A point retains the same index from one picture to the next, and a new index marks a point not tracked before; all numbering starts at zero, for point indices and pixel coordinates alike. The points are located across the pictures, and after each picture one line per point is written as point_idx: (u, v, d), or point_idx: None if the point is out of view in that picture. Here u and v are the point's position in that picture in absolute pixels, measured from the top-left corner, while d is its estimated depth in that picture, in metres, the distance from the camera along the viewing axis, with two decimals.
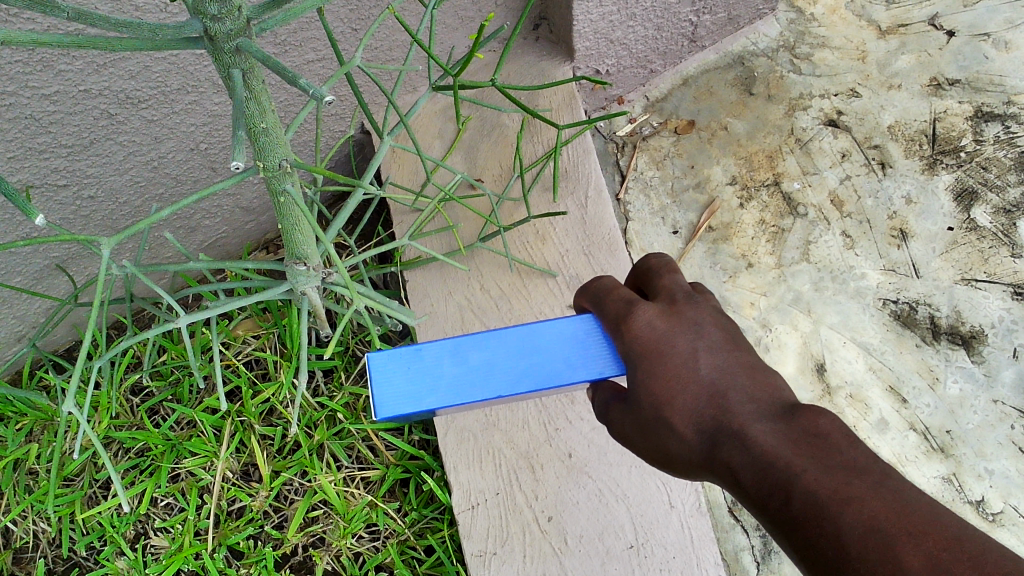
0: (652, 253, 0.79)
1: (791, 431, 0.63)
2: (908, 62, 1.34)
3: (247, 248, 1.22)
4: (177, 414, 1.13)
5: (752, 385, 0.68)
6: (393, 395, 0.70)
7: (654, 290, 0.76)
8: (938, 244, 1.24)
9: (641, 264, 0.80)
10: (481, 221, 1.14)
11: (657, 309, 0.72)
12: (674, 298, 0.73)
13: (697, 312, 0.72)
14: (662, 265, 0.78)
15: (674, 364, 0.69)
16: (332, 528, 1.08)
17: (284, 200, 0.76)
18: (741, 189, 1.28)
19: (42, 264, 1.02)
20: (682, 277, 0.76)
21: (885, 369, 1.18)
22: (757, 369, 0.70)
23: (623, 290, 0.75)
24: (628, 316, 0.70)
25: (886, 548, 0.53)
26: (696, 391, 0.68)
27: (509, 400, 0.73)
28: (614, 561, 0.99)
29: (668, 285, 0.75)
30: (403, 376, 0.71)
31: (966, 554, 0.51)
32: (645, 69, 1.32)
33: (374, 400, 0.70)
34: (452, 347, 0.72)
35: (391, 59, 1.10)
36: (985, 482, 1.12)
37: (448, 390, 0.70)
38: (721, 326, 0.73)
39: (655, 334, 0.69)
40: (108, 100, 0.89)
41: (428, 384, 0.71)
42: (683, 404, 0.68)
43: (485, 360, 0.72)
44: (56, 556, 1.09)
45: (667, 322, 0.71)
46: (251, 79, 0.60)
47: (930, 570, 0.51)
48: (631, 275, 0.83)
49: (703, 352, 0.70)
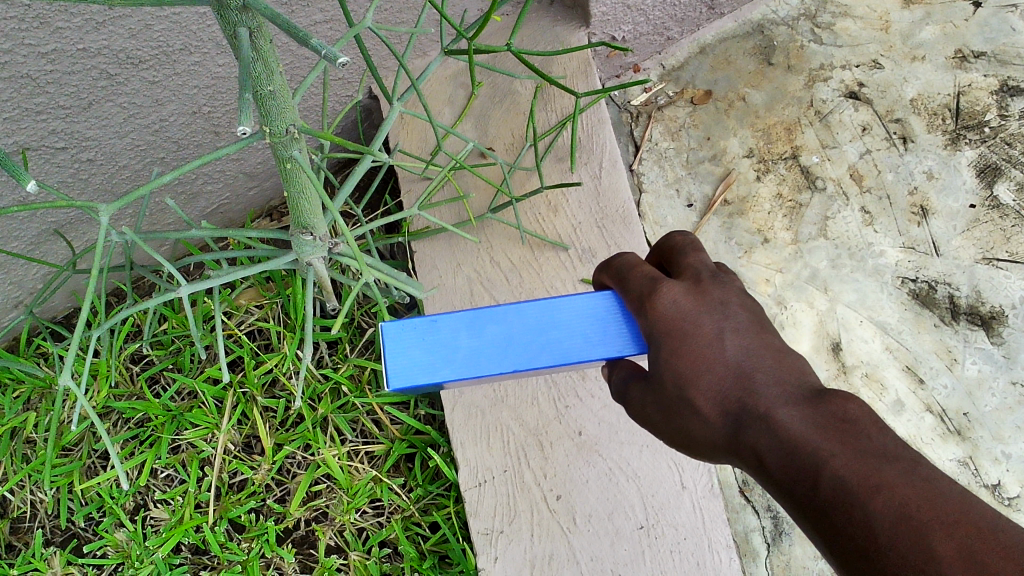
0: (676, 229, 0.76)
1: (818, 414, 0.60)
2: (932, 33, 1.30)
3: (250, 215, 1.20)
4: (177, 384, 1.10)
5: (779, 366, 0.65)
6: (408, 366, 0.68)
7: (678, 268, 0.72)
8: (959, 222, 1.20)
9: (665, 240, 0.76)
10: (491, 191, 1.10)
11: (683, 287, 0.68)
12: (700, 276, 0.70)
13: (724, 292, 0.69)
14: (687, 242, 0.74)
15: (700, 344, 0.66)
16: (335, 503, 1.06)
17: (290, 167, 0.73)
18: (758, 162, 1.25)
19: (40, 228, 0.99)
20: (708, 256, 0.72)
21: (902, 349, 1.15)
22: (784, 351, 0.67)
23: (646, 267, 0.71)
24: (652, 293, 0.67)
25: (919, 537, 0.51)
26: (721, 371, 0.65)
27: (524, 375, 0.71)
28: (624, 542, 0.97)
29: (694, 262, 0.71)
30: (418, 346, 0.68)
31: (1001, 544, 0.49)
32: (661, 36, 1.28)
33: (388, 370, 0.67)
34: (469, 319, 0.70)
35: (401, 22, 1.06)
36: (1002, 466, 1.10)
37: (464, 362, 0.68)
38: (748, 306, 0.69)
39: (679, 313, 0.66)
40: (107, 59, 0.85)
41: (443, 355, 0.68)
42: (708, 384, 0.65)
43: (502, 334, 0.69)
44: (54, 526, 1.07)
45: (692, 300, 0.67)
46: (258, 40, 0.57)
47: (964, 562, 0.49)
48: (654, 249, 0.79)
49: (729, 333, 0.67)
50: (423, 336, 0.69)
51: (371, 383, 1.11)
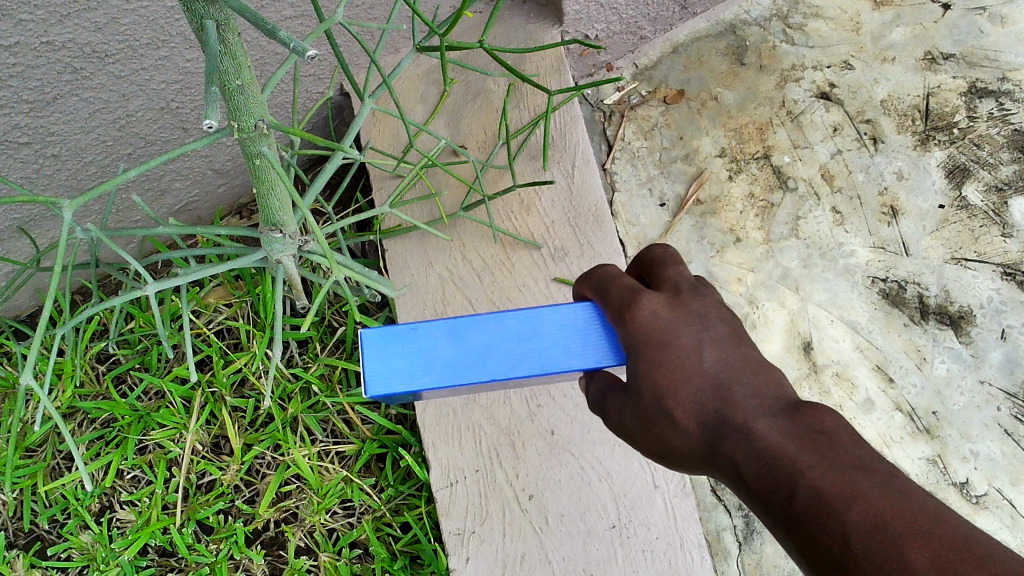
0: (657, 243, 0.76)
1: (797, 427, 0.60)
2: (902, 35, 1.31)
3: (219, 213, 1.18)
4: (145, 384, 1.08)
5: (756, 379, 0.66)
6: (387, 372, 0.67)
7: (658, 280, 0.72)
8: (928, 222, 1.21)
9: (646, 253, 0.76)
10: (464, 189, 1.10)
11: (663, 299, 0.68)
12: (679, 288, 0.70)
13: (703, 305, 0.69)
14: (667, 255, 0.75)
15: (678, 355, 0.66)
16: (305, 504, 1.05)
17: (260, 163, 0.72)
18: (731, 161, 1.25)
19: (3, 225, 0.97)
20: (687, 268, 0.73)
21: (873, 349, 1.16)
22: (761, 364, 0.67)
23: (627, 279, 0.71)
24: (632, 304, 0.67)
25: (893, 547, 0.51)
26: (699, 381, 0.65)
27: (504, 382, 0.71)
28: (597, 541, 0.97)
29: (674, 275, 0.71)
30: (398, 354, 0.68)
31: (972, 553, 0.49)
32: (635, 36, 1.28)
33: (367, 377, 0.67)
34: (450, 328, 0.69)
35: (372, 18, 1.05)
36: (970, 464, 1.11)
37: (444, 370, 0.68)
38: (726, 320, 0.69)
39: (658, 325, 0.66)
40: (72, 53, 0.84)
41: (423, 363, 0.68)
42: (686, 394, 0.65)
43: (483, 343, 0.69)
44: (17, 529, 1.05)
45: (672, 313, 0.67)
46: (225, 33, 0.57)
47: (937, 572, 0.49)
48: (634, 264, 0.79)
49: (708, 345, 0.67)
50: (405, 343, 0.68)
51: (341, 382, 1.10)
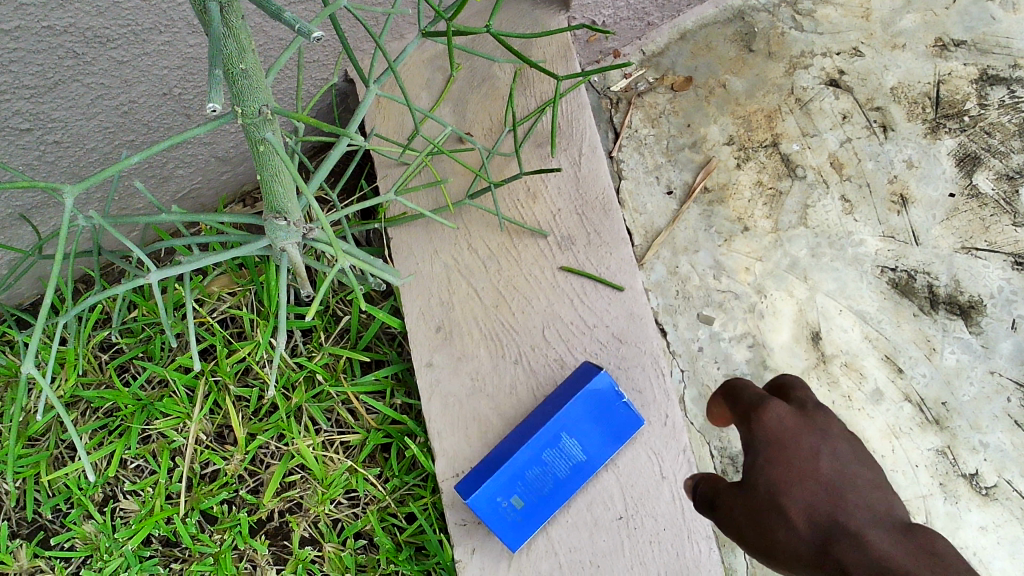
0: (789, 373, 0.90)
1: (911, 543, 0.67)
2: (912, 22, 1.29)
3: (223, 201, 1.17)
4: (148, 373, 1.08)
5: (871, 496, 0.73)
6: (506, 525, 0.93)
7: (788, 397, 0.85)
8: (939, 211, 1.20)
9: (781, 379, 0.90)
10: (469, 176, 1.08)
11: (790, 409, 0.81)
12: (805, 405, 0.82)
13: (826, 420, 0.79)
14: (796, 385, 0.88)
15: (799, 459, 0.76)
16: (309, 494, 1.05)
17: (263, 149, 0.71)
18: (739, 149, 1.24)
19: (5, 212, 0.96)
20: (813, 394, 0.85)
21: (882, 338, 1.15)
22: (882, 487, 0.75)
23: (752, 395, 0.84)
24: (763, 407, 0.80)
25: None
26: (816, 484, 0.74)
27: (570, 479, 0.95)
28: (603, 532, 0.96)
29: (802, 396, 0.84)
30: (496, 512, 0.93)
31: None
32: (643, 22, 1.26)
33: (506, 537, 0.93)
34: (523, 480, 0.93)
35: (377, 4, 1.04)
36: (979, 455, 1.11)
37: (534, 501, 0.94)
38: (850, 441, 0.79)
39: (783, 429, 0.78)
40: (73, 38, 0.83)
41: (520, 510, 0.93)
42: (800, 497, 0.74)
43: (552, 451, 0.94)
44: (20, 519, 1.04)
45: (796, 421, 0.79)
46: (229, 16, 0.56)
47: None
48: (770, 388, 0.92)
49: (825, 453, 0.76)
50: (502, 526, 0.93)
51: (346, 371, 1.09)
